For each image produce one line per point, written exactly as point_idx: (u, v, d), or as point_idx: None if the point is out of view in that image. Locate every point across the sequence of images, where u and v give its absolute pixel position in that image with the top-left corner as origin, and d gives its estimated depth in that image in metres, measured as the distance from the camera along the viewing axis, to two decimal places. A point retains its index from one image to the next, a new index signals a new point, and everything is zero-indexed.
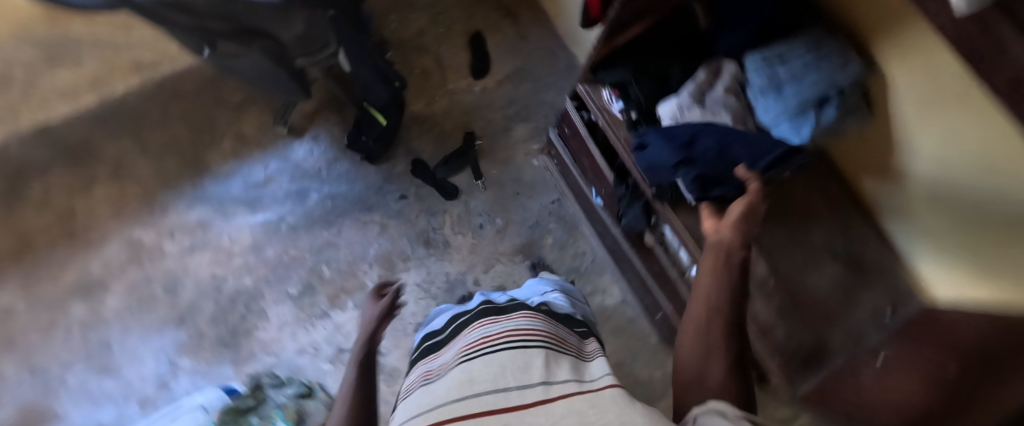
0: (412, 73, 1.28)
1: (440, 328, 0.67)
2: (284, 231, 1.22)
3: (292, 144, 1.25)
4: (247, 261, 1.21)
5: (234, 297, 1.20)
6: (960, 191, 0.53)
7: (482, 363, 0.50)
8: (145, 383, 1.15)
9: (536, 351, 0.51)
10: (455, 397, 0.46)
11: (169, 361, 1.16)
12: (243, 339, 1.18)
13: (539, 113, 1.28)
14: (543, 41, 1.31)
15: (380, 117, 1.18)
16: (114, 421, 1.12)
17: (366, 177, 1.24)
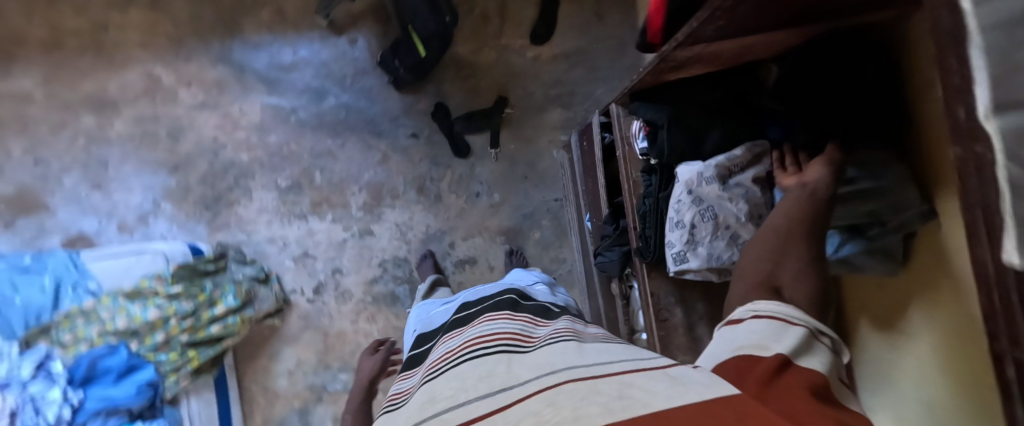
0: (471, 12, 1.18)
1: (423, 345, 0.63)
2: (292, 123, 1.20)
3: (329, 40, 1.20)
4: (250, 137, 1.20)
5: (227, 167, 1.20)
6: (946, 382, 0.45)
7: (443, 380, 0.44)
8: (128, 211, 1.19)
9: (500, 358, 0.45)
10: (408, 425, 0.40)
11: (154, 200, 1.20)
12: (223, 209, 1.20)
13: (581, 105, 1.19)
14: (617, 30, 1.19)
15: (421, 48, 1.07)
16: (94, 232, 1.19)
17: (387, 102, 1.20)
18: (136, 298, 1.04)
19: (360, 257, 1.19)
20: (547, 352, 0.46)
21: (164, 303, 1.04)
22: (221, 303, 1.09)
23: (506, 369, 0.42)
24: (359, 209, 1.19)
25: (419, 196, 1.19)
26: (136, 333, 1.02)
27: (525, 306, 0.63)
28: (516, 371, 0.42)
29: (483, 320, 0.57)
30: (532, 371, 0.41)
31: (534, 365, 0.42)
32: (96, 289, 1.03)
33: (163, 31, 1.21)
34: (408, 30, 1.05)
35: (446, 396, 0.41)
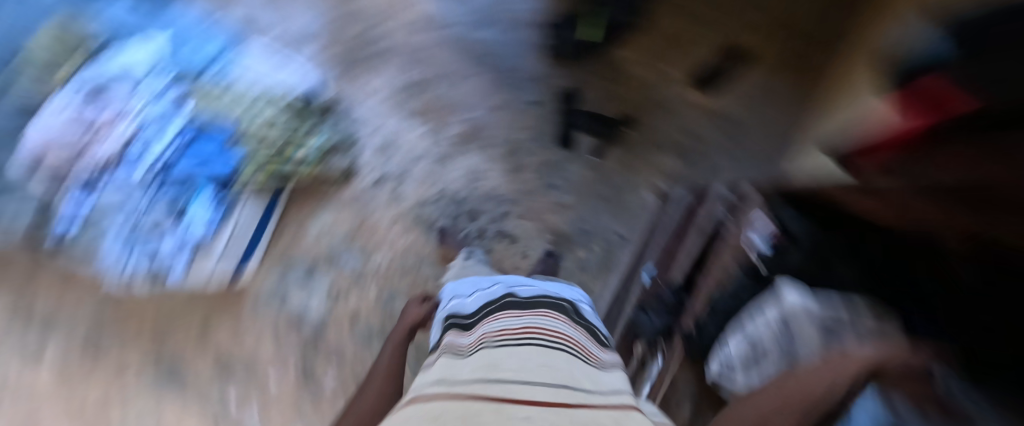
0: (656, 26, 1.12)
1: (460, 316, 0.68)
2: (444, 29, 1.19)
3: None
4: (399, 22, 1.18)
5: (366, 37, 1.18)
6: None
7: (505, 352, 0.49)
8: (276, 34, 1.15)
9: (525, 352, 0.49)
10: (439, 384, 0.45)
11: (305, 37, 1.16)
12: (340, 70, 1.18)
13: (698, 168, 1.14)
14: (772, 117, 1.11)
15: (599, 32, 1.12)
16: (232, 38, 1.11)
17: (531, 61, 1.18)
18: (257, 101, 1.06)
19: (427, 176, 1.24)
20: (569, 365, 0.49)
21: (268, 118, 1.06)
22: (308, 143, 1.12)
23: (530, 364, 0.46)
24: (450, 137, 1.22)
25: (503, 157, 1.22)
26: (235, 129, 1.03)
27: (575, 318, 0.67)
28: (537, 369, 0.46)
29: (520, 313, 0.61)
30: (551, 377, 0.45)
31: (554, 370, 0.46)
32: (224, 77, 1.05)
33: None
34: (596, 12, 1.12)
35: (474, 373, 0.45)
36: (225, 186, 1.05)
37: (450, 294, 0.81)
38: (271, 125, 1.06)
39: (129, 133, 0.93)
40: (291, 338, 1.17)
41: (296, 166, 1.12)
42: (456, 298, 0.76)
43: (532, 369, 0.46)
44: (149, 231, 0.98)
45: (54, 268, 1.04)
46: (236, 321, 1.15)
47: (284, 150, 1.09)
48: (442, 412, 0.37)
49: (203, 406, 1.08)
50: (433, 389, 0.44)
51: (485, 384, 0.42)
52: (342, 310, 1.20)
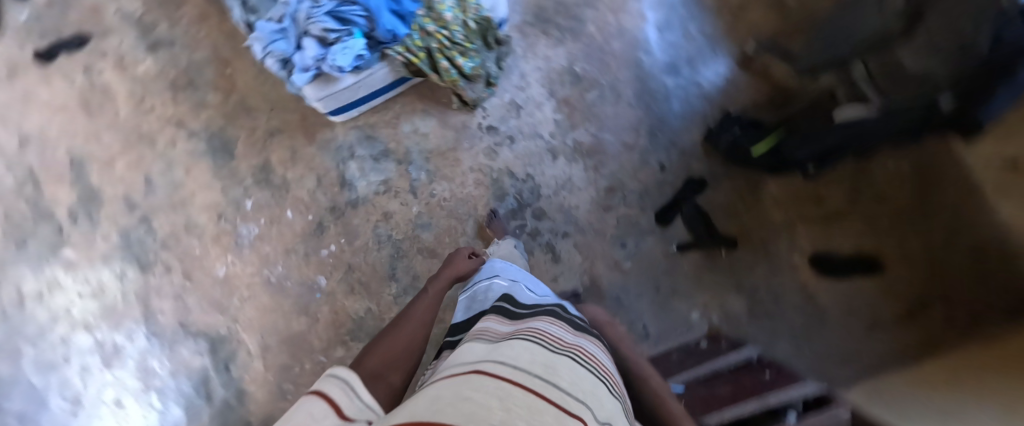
0: (819, 188, 1.07)
1: (502, 304, 0.69)
2: (635, 54, 1.19)
3: (733, 55, 1.14)
4: (608, 22, 1.20)
5: (573, 16, 1.21)
6: None
7: (556, 360, 0.45)
8: None
9: (562, 359, 0.46)
10: (477, 360, 0.43)
11: None
12: (533, 24, 1.22)
13: (759, 330, 1.06)
14: (861, 346, 0.99)
15: (766, 146, 1.02)
16: None
17: (688, 131, 1.15)
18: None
19: (528, 156, 1.20)
20: (613, 405, 0.43)
21: (462, 19, 1.06)
22: (465, 59, 1.09)
23: (565, 370, 0.43)
24: (573, 140, 1.19)
25: (601, 189, 1.17)
26: (428, 9, 1.05)
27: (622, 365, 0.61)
28: (572, 380, 0.42)
29: (572, 329, 0.57)
30: (585, 394, 0.41)
31: (586, 388, 0.42)
32: None
33: None
34: (779, 130, 1.02)
35: (511, 359, 0.43)
36: (382, 39, 1.04)
37: (482, 276, 0.86)
38: (458, 24, 1.06)
39: None
40: (332, 193, 1.24)
41: (451, 69, 1.10)
42: (497, 280, 0.82)
43: (568, 378, 0.42)
44: (306, 32, 1.02)
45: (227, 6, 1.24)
46: (307, 150, 1.25)
47: (455, 51, 1.07)
48: (474, 388, 0.36)
49: (244, 187, 1.25)
50: (472, 363, 0.43)
51: (522, 374, 0.40)
52: (380, 204, 1.23)
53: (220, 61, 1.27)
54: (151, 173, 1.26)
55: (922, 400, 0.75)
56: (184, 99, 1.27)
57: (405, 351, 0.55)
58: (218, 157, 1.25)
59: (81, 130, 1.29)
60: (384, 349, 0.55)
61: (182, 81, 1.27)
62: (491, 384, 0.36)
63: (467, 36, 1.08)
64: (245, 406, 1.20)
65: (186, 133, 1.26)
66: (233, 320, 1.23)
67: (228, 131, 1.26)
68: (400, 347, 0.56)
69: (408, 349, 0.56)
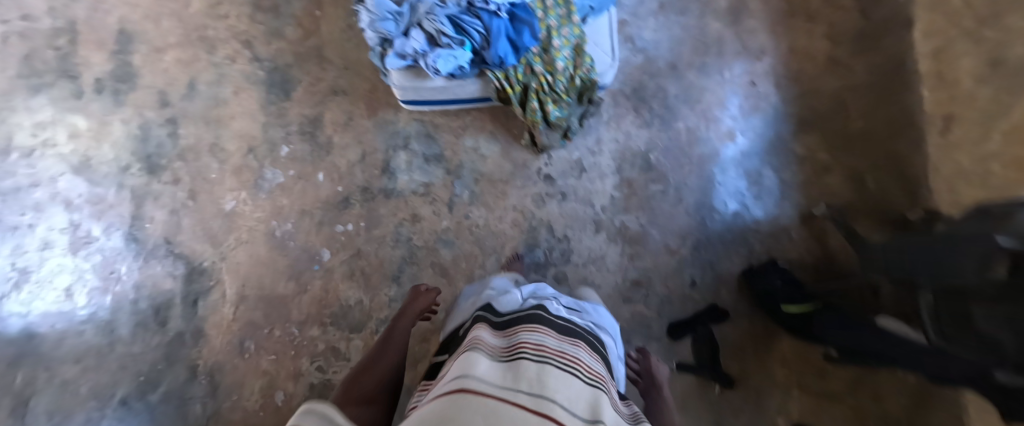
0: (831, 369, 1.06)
1: (488, 311, 0.70)
2: (711, 166, 1.17)
3: (800, 208, 1.14)
4: (698, 125, 1.19)
5: (668, 106, 1.19)
6: None
7: (540, 368, 0.45)
8: (632, 34, 1.21)
9: (548, 367, 0.46)
10: (463, 372, 0.44)
11: (641, 56, 1.21)
12: (627, 96, 1.20)
13: None
14: None
15: (794, 307, 1.02)
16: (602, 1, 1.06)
17: (731, 260, 1.14)
18: (575, 52, 1.03)
19: (572, 217, 1.16)
20: (595, 398, 0.45)
21: (570, 72, 1.04)
22: (554, 107, 1.07)
23: (550, 380, 0.44)
24: (620, 222, 1.15)
25: (628, 280, 1.13)
26: (542, 49, 1.02)
27: (605, 355, 0.63)
28: (557, 390, 0.42)
29: (555, 332, 0.58)
30: (567, 400, 0.42)
31: (574, 393, 0.43)
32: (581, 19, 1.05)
33: (810, 60, 1.19)
34: (814, 300, 1.02)
35: (498, 376, 0.43)
36: (488, 62, 1.00)
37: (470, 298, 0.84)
38: (564, 76, 1.03)
39: None
40: (370, 173, 1.19)
41: (539, 112, 1.08)
42: (490, 289, 0.82)
43: (554, 386, 0.43)
44: (418, 23, 0.96)
45: None
46: (363, 121, 1.20)
47: (549, 98, 1.06)
48: (456, 409, 0.36)
49: (286, 131, 1.19)
50: (453, 379, 0.42)
51: (508, 391, 0.40)
52: (411, 204, 1.17)
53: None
54: (198, 79, 1.19)
55: None
56: (260, 20, 1.21)
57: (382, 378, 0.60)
58: (274, 92, 1.20)
59: (144, 5, 1.21)
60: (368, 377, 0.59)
61: (267, 2, 1.21)
62: (470, 403, 0.37)
63: (567, 89, 1.06)
64: (199, 347, 1.13)
65: (250, 54, 1.20)
66: (220, 257, 1.16)
67: (293, 71, 1.20)
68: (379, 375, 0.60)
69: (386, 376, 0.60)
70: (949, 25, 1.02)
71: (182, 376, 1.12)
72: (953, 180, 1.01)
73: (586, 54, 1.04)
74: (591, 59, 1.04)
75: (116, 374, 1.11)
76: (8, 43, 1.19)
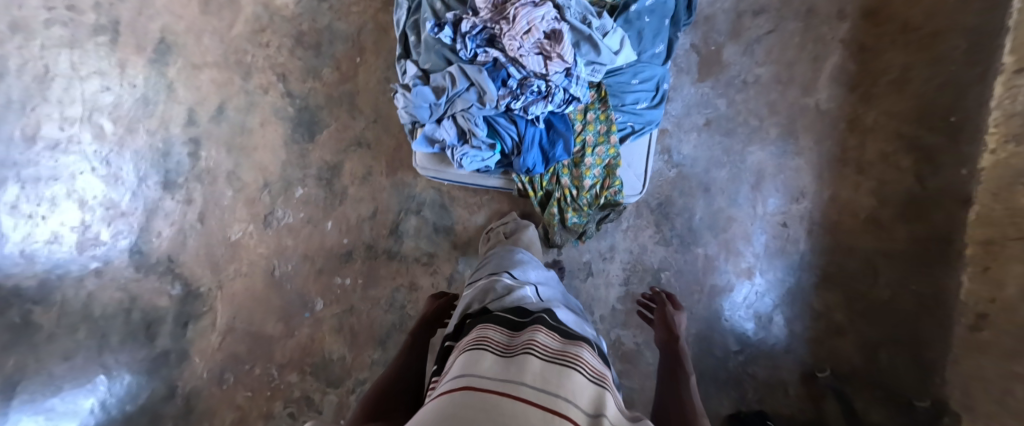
0: None
1: (499, 307, 0.67)
2: (721, 300, 1.13)
3: (802, 363, 1.10)
4: (718, 252, 1.14)
5: (692, 226, 1.14)
6: None
7: (538, 364, 0.45)
8: (670, 145, 1.17)
9: (549, 365, 0.45)
10: (460, 372, 0.44)
11: (677, 168, 1.16)
12: (652, 207, 1.15)
13: None
14: None
15: None
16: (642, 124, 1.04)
17: (720, 399, 1.10)
18: (606, 171, 1.03)
19: None
20: (592, 390, 0.44)
21: (596, 190, 1.04)
22: (574, 215, 1.06)
23: (550, 375, 0.43)
24: (615, 336, 1.12)
25: None
26: (574, 160, 1.03)
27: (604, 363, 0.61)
28: (557, 385, 0.42)
29: (559, 335, 0.56)
30: (567, 390, 0.41)
31: (574, 385, 0.43)
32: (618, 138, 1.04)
33: (851, 212, 1.13)
34: None
35: (495, 373, 0.43)
36: (515, 166, 1.01)
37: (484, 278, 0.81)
38: (589, 192, 1.04)
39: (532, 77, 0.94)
40: (378, 232, 1.16)
41: (556, 217, 1.08)
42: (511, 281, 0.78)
43: (552, 377, 0.43)
44: (453, 116, 0.99)
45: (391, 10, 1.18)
46: (381, 178, 1.17)
47: (569, 207, 1.05)
48: (457, 407, 0.36)
49: (303, 173, 1.18)
50: (453, 380, 0.43)
51: (511, 385, 0.40)
52: (412, 271, 1.16)
53: (356, 45, 1.18)
54: (228, 103, 1.19)
55: None
56: (300, 55, 1.19)
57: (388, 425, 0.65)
58: (299, 131, 1.19)
59: (188, 17, 1.20)
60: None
61: (310, 39, 1.19)
62: (467, 398, 0.38)
63: (589, 205, 1.05)
64: (181, 368, 1.16)
65: (283, 89, 1.19)
66: (217, 285, 1.17)
67: (321, 113, 1.18)
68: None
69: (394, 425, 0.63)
70: (1008, 222, 0.80)
71: (159, 392, 1.15)
72: (970, 385, 0.84)
73: (617, 175, 1.04)
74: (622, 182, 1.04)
75: (96, 375, 1.13)
76: (49, 30, 1.19)
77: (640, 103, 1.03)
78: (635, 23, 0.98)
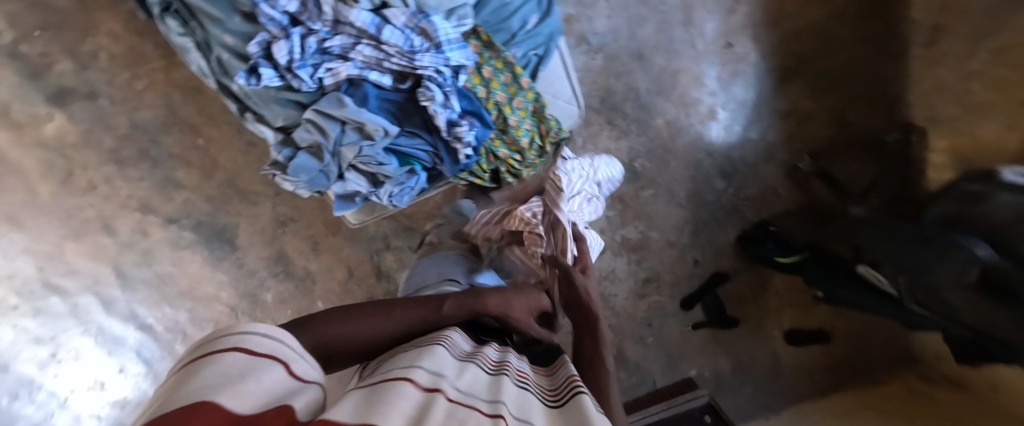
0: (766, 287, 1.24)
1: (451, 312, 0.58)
2: (696, 152, 1.12)
3: (783, 164, 1.15)
4: (678, 110, 1.09)
5: (640, 99, 1.07)
6: None
7: (506, 388, 0.35)
8: (587, 30, 1.01)
9: (527, 392, 0.37)
10: (379, 367, 0.35)
11: (603, 49, 1.02)
12: (600, 106, 1.06)
13: (739, 390, 1.32)
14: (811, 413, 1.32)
15: (787, 259, 1.12)
16: (543, 35, 0.87)
17: (727, 232, 1.19)
18: (536, 119, 0.91)
19: None
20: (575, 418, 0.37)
21: (537, 143, 0.93)
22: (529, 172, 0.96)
23: (536, 404, 0.35)
24: (621, 236, 1.16)
25: (641, 280, 1.21)
26: (499, 129, 0.89)
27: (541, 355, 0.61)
28: (560, 422, 0.33)
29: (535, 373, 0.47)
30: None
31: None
32: (532, 73, 0.89)
33: None
34: (802, 252, 1.11)
35: (458, 373, 0.33)
36: (444, 174, 0.89)
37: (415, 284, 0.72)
38: (532, 149, 0.94)
39: (419, 62, 0.78)
40: (367, 285, 1.10)
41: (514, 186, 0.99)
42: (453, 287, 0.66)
43: (538, 407, 0.34)
44: (353, 165, 0.85)
45: (190, 70, 0.93)
46: (332, 240, 1.08)
47: (522, 171, 0.96)
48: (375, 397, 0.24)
49: (258, 280, 1.07)
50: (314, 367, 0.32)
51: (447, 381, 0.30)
52: None
53: (183, 126, 0.96)
54: (122, 264, 1.03)
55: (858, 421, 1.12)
56: (140, 174, 0.97)
57: (359, 347, 0.43)
58: (215, 247, 1.04)
59: None
60: (342, 323, 0.42)
61: (128, 151, 0.96)
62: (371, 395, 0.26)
63: (540, 158, 0.96)
64: None
65: (159, 218, 1.01)
66: None
67: (219, 218, 1.03)
68: (356, 331, 0.43)
69: (382, 341, 0.44)
70: None
71: None
72: (932, 97, 1.03)
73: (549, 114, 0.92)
74: (556, 119, 0.94)
75: None
76: None
77: (529, 20, 0.85)
78: None
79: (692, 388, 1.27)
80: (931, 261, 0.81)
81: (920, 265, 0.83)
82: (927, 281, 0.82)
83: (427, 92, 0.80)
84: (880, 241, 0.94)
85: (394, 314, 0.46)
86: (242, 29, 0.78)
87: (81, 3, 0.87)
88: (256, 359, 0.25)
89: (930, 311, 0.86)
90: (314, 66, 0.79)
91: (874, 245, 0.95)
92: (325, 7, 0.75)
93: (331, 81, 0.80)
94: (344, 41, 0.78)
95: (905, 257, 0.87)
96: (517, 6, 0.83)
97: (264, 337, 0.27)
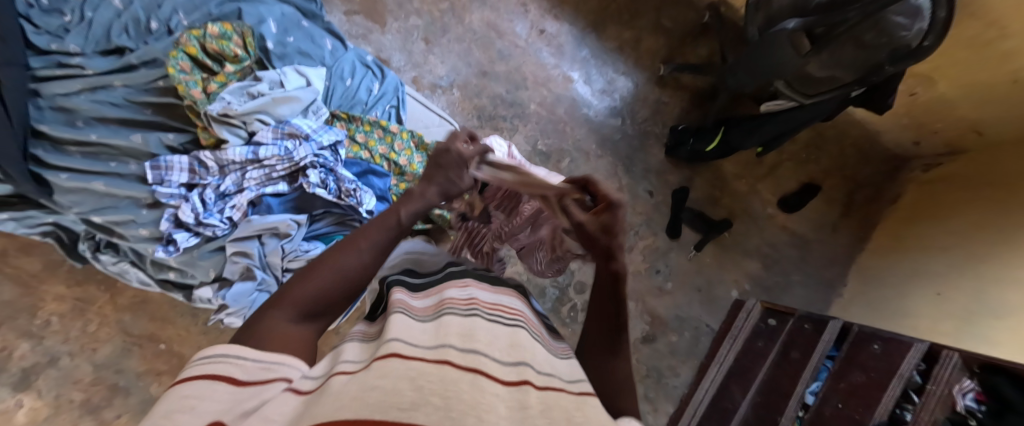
0: (723, 179, 1.29)
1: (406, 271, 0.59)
2: (579, 112, 1.25)
3: (651, 80, 1.29)
4: (542, 93, 1.24)
5: (507, 101, 1.22)
6: (895, 324, 1.08)
7: (450, 320, 0.41)
8: (431, 77, 1.18)
9: (475, 317, 0.43)
10: (317, 363, 0.36)
11: (454, 82, 1.19)
12: (482, 123, 1.19)
13: (772, 278, 1.28)
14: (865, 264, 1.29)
15: (713, 143, 1.16)
16: (388, 90, 1.03)
17: (654, 156, 1.27)
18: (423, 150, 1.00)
19: None
20: (520, 336, 0.43)
21: None
22: None
23: (482, 332, 0.40)
24: None
25: None
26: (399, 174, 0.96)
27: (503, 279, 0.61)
28: (503, 348, 0.39)
29: (492, 287, 0.53)
30: (485, 346, 0.37)
31: (507, 344, 0.40)
32: (401, 122, 1.02)
33: None
34: (719, 128, 1.15)
35: (404, 333, 0.36)
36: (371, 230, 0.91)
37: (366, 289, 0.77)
38: None
39: (298, 157, 0.83)
40: None
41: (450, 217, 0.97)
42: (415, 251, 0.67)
43: (478, 335, 0.38)
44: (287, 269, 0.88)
45: (132, 290, 1.00)
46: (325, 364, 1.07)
47: None
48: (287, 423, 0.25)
49: None
50: (281, 355, 0.34)
51: (384, 348, 0.33)
52: None
53: (144, 341, 1.00)
54: None
55: (936, 230, 1.15)
56: (119, 412, 0.97)
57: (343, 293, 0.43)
58: None
59: None
60: (303, 281, 0.43)
61: (98, 396, 0.96)
62: (350, 383, 0.28)
63: None
64: None
65: None
66: None
67: None
68: (333, 278, 0.43)
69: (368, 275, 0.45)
70: None
71: None
72: None
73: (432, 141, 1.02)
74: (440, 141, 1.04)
75: None
76: None
77: (373, 86, 1.01)
78: (289, 49, 0.91)
79: (743, 305, 1.20)
80: (775, 54, 0.89)
81: (770, 68, 0.92)
82: (786, 76, 0.90)
83: (320, 174, 0.85)
84: (748, 82, 1.03)
85: (362, 245, 0.46)
86: (153, 217, 0.81)
87: (21, 289, 0.95)
88: (206, 382, 0.30)
89: (825, 94, 0.89)
90: (220, 210, 0.82)
91: (749, 82, 1.02)
92: (207, 161, 0.81)
93: (239, 213, 0.83)
94: (234, 179, 0.82)
95: (765, 69, 0.93)
96: (357, 84, 0.98)
97: (220, 365, 0.32)
